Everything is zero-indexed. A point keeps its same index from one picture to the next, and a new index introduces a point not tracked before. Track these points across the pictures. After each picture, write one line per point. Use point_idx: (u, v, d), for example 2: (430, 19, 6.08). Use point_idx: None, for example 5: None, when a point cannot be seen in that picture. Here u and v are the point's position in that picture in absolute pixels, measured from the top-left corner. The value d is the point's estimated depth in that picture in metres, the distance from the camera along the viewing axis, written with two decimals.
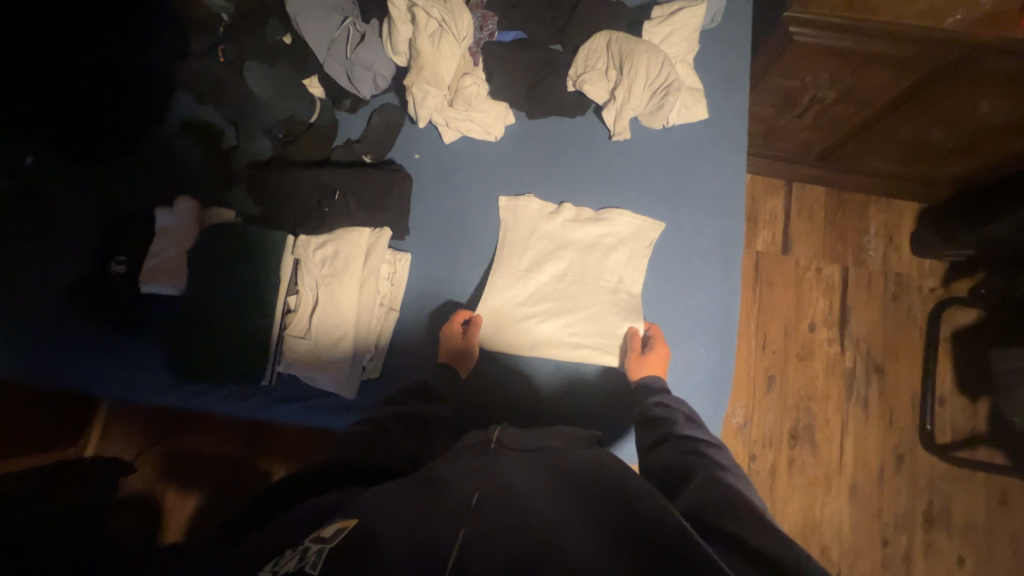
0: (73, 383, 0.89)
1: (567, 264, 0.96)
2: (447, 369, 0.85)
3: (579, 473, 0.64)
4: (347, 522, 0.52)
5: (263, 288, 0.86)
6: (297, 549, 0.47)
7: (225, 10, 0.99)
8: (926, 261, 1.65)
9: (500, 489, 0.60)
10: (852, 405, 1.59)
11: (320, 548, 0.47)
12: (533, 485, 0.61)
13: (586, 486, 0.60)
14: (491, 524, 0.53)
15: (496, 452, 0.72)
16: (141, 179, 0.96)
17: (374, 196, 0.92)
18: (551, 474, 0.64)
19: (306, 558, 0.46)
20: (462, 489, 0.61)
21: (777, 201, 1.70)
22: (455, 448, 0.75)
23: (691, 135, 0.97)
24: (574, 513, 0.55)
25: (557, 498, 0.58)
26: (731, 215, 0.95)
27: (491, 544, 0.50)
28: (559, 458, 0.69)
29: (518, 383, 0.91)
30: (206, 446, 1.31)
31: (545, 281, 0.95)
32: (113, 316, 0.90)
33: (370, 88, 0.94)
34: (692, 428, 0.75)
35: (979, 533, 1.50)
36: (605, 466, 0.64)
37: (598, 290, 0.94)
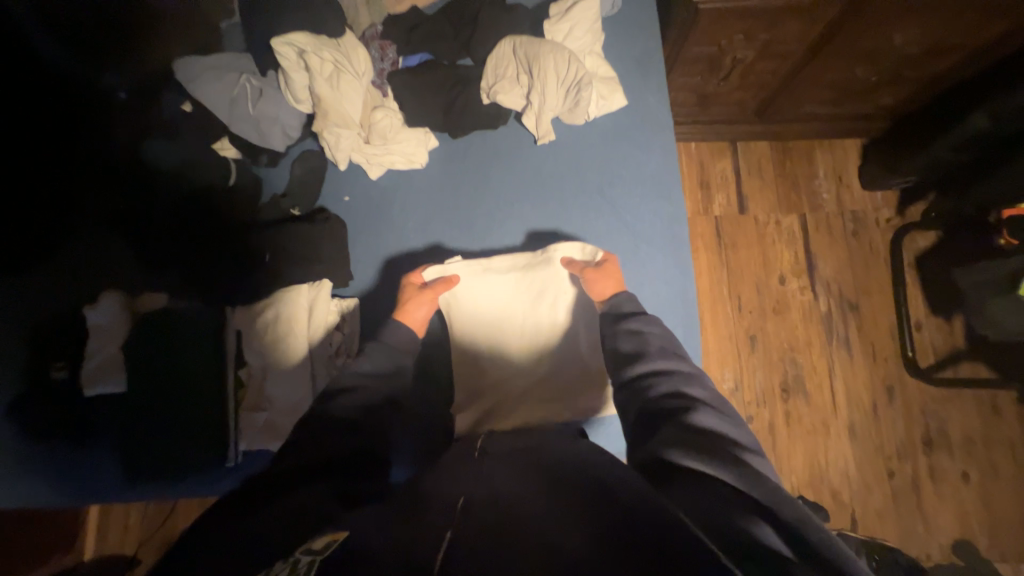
0: (24, 502, 0.83)
1: (523, 320, 0.93)
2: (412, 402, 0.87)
3: (561, 463, 0.62)
4: (339, 532, 0.50)
5: (212, 366, 0.84)
6: (288, 560, 0.46)
7: (119, 86, 0.96)
8: (877, 193, 1.68)
9: (482, 491, 0.56)
10: (835, 348, 1.60)
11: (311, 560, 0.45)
12: (517, 480, 0.59)
13: (566, 472, 0.59)
14: (474, 524, 0.48)
15: (484, 458, 0.70)
16: (55, 279, 0.90)
17: (305, 249, 0.89)
18: (531, 469, 0.62)
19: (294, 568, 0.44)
20: (447, 492, 0.57)
21: (726, 163, 1.71)
22: (444, 458, 0.76)
23: (616, 124, 0.97)
24: (552, 498, 0.52)
25: (540, 487, 0.56)
26: (671, 196, 0.94)
27: (487, 551, 0.44)
28: (542, 453, 0.68)
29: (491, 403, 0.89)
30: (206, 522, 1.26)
31: (505, 343, 0.92)
32: (57, 429, 0.85)
33: (283, 140, 0.92)
34: (660, 355, 0.73)
35: (977, 445, 1.53)
36: (588, 455, 0.63)
37: (552, 332, 0.92)
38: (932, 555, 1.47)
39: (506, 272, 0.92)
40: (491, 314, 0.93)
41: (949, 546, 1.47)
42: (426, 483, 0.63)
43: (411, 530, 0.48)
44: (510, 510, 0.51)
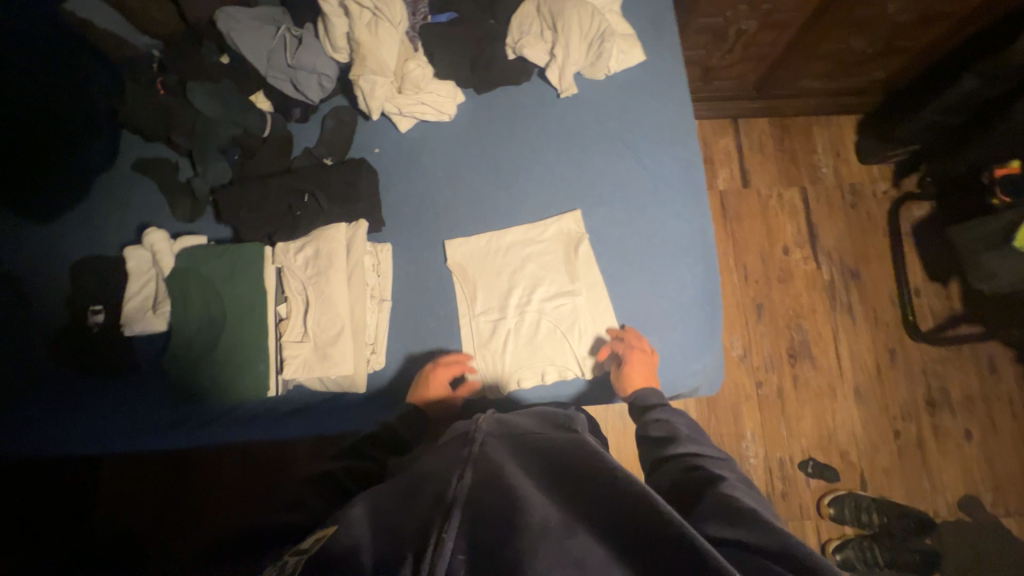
0: (79, 444, 0.90)
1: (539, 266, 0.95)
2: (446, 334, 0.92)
3: (568, 461, 0.58)
4: (329, 528, 0.57)
5: (252, 300, 0.87)
6: (278, 563, 0.52)
7: (154, 48, 1.02)
8: (874, 166, 1.75)
9: (493, 486, 0.55)
10: (838, 314, 1.66)
11: (297, 559, 0.52)
12: (524, 480, 0.56)
13: (577, 475, 0.55)
14: (472, 522, 0.50)
15: (481, 454, 0.62)
16: (103, 223, 0.97)
17: (342, 191, 0.92)
18: (532, 458, 0.62)
19: (285, 566, 0.51)
20: (442, 477, 0.59)
21: (728, 139, 1.78)
22: (439, 445, 0.70)
23: (634, 78, 1.02)
24: (567, 508, 0.51)
25: (548, 494, 0.54)
26: (688, 145, 0.99)
27: (489, 538, 0.48)
28: (540, 443, 0.64)
29: (516, 350, 0.92)
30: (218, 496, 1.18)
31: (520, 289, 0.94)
32: (106, 363, 0.90)
33: (318, 92, 0.95)
34: (659, 425, 0.80)
35: (978, 404, 1.58)
36: (594, 452, 0.58)
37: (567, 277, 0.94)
38: (939, 511, 1.51)
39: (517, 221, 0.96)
40: (523, 283, 0.95)
41: (955, 502, 1.51)
42: (423, 463, 0.66)
43: (407, 528, 0.51)
44: (523, 518, 0.49)
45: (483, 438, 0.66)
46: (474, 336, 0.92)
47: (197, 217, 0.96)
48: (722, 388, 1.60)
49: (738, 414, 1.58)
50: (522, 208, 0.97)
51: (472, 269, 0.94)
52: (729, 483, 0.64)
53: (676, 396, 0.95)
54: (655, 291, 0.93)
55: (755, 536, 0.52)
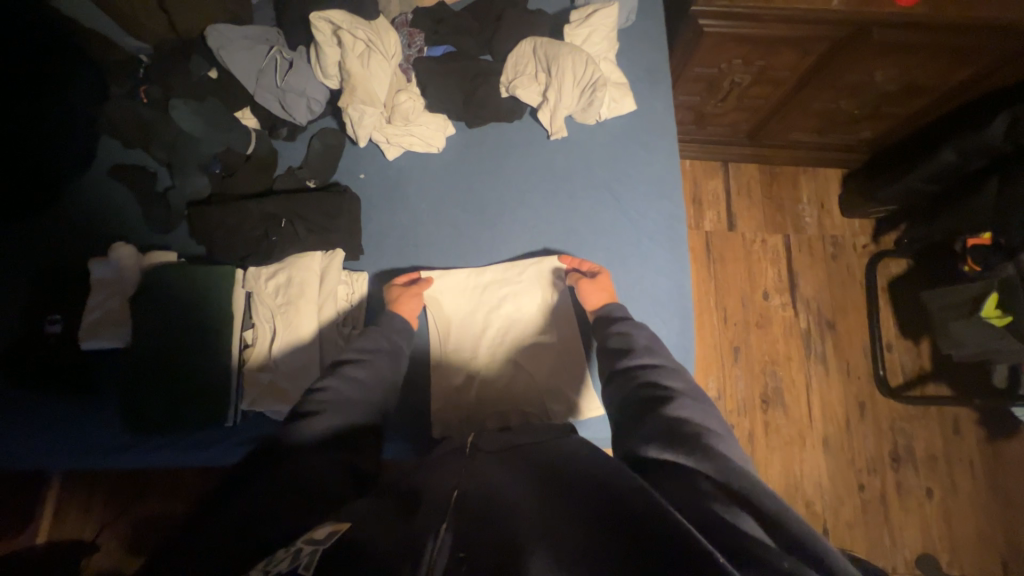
0: (21, 461, 0.86)
1: (514, 305, 0.95)
2: (415, 368, 0.92)
3: (571, 470, 0.58)
4: (341, 523, 0.51)
5: (216, 324, 0.84)
6: (289, 550, 0.48)
7: (141, 52, 1.01)
8: (855, 220, 1.79)
9: (490, 495, 0.54)
10: (812, 363, 1.68)
11: (312, 550, 0.47)
12: (525, 490, 0.55)
13: (580, 481, 0.55)
14: (471, 522, 0.49)
15: (478, 468, 0.61)
16: (68, 229, 0.94)
17: (320, 218, 0.91)
18: (529, 467, 0.61)
19: (298, 559, 0.46)
20: (440, 485, 0.57)
21: (717, 182, 1.81)
22: (429, 458, 0.69)
23: (624, 127, 1.03)
24: (572, 512, 0.51)
25: (547, 500, 0.53)
26: (673, 198, 1.00)
27: (490, 542, 0.46)
28: (540, 453, 0.64)
29: (482, 390, 0.91)
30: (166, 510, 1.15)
31: (492, 328, 0.95)
32: (57, 378, 0.86)
33: (306, 115, 0.94)
34: (619, 334, 0.80)
35: (940, 462, 1.61)
36: (599, 459, 0.59)
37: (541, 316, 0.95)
38: (897, 566, 1.52)
39: (500, 258, 0.96)
40: (497, 325, 0.95)
41: (913, 559, 1.53)
42: (420, 472, 0.63)
43: (402, 526, 0.50)
44: (518, 519, 0.49)
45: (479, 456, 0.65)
46: (442, 373, 0.91)
47: (171, 230, 0.94)
48: None
49: None
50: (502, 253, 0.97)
51: (446, 302, 0.93)
52: (682, 402, 0.65)
53: None
54: None
55: (699, 463, 0.55)
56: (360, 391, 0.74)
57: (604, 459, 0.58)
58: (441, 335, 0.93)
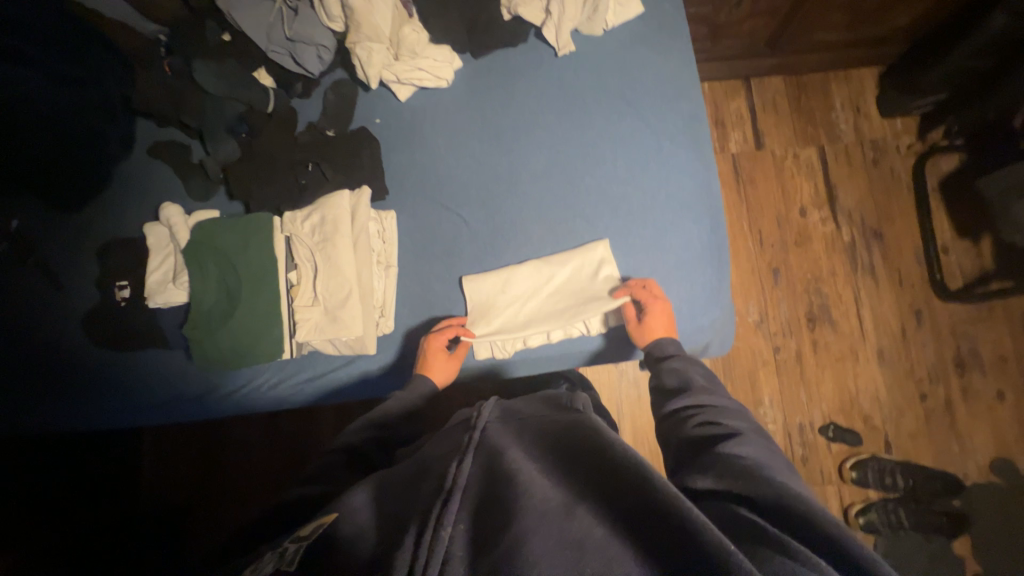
0: (118, 417, 0.97)
1: (542, 225, 0.95)
2: (452, 294, 0.94)
3: (571, 444, 0.58)
4: (328, 516, 0.58)
5: (263, 268, 0.89)
6: (276, 552, 0.54)
7: (159, 33, 1.04)
8: (897, 120, 1.66)
9: (495, 471, 0.55)
10: (860, 276, 1.60)
11: (297, 547, 0.54)
12: (525, 464, 0.56)
13: (579, 459, 0.56)
14: (471, 508, 0.51)
15: (483, 440, 0.61)
16: (122, 205, 1.02)
17: (344, 159, 0.95)
18: (539, 440, 0.61)
19: (285, 556, 0.53)
20: (443, 462, 0.59)
21: (740, 101, 1.72)
22: (442, 435, 0.70)
23: (633, 33, 0.99)
24: (569, 489, 0.52)
25: (550, 476, 0.54)
26: (691, 99, 0.97)
27: (491, 527, 0.49)
28: (547, 426, 0.64)
29: (516, 307, 0.92)
30: (243, 461, 1.27)
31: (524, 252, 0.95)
32: (131, 337, 0.95)
33: (318, 65, 0.97)
34: (673, 370, 0.79)
35: (1011, 364, 1.51)
36: (597, 431, 0.58)
37: (575, 233, 0.94)
38: (969, 474, 1.46)
39: (521, 182, 0.96)
40: (555, 344, 0.93)
41: (986, 465, 1.46)
42: (427, 450, 0.66)
43: (408, 514, 0.52)
44: (524, 499, 0.50)
45: (485, 425, 0.65)
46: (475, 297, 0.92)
47: (212, 197, 1.00)
48: (738, 355, 1.57)
49: (755, 381, 1.56)
50: (565, 272, 0.93)
51: (472, 233, 0.95)
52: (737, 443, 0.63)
53: (688, 351, 0.95)
54: (659, 245, 0.92)
55: (751, 492, 0.54)
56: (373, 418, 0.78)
57: (593, 431, 0.57)
58: (475, 263, 0.94)
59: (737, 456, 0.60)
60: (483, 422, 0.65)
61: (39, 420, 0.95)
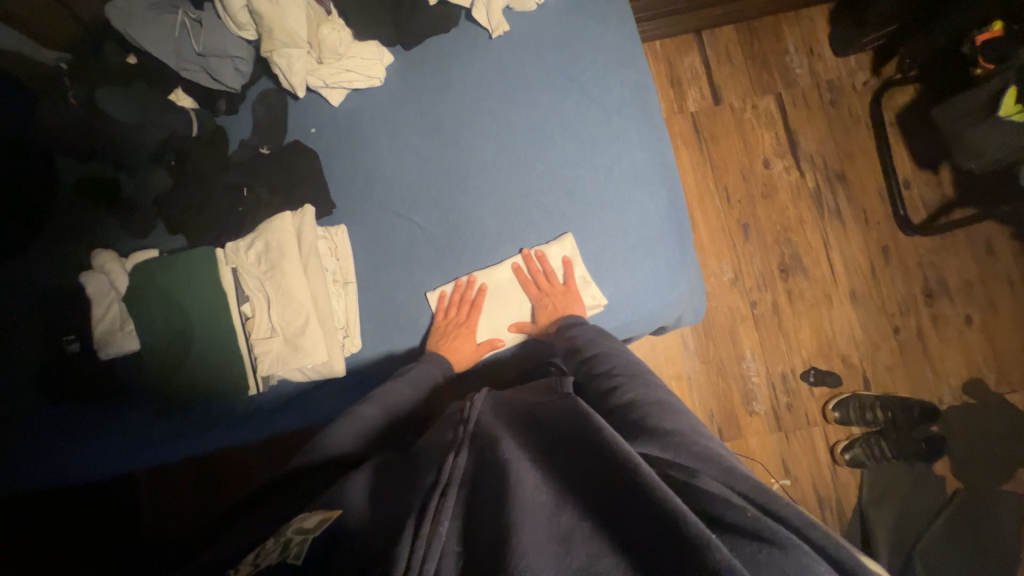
0: (96, 465, 0.93)
1: (498, 220, 0.92)
2: (416, 302, 0.91)
3: (564, 433, 0.57)
4: (332, 510, 0.54)
5: (212, 305, 0.85)
6: (280, 542, 0.50)
7: (63, 61, 0.96)
8: (850, 57, 1.64)
9: (488, 463, 0.55)
10: (827, 221, 1.61)
11: (301, 540, 0.49)
12: (518, 454, 0.55)
13: (572, 446, 0.54)
14: (473, 509, 0.50)
15: (478, 433, 0.61)
16: (54, 256, 0.95)
17: (282, 177, 0.91)
18: (533, 431, 0.61)
19: (289, 549, 0.49)
20: (438, 458, 0.58)
21: (694, 56, 1.67)
22: (437, 427, 0.68)
23: (567, 2, 0.94)
24: (559, 481, 0.51)
25: (542, 467, 0.53)
26: (635, 67, 0.94)
27: (483, 525, 0.47)
28: (541, 413, 0.64)
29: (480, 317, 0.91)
30: (231, 487, 1.18)
31: (488, 245, 0.92)
32: (92, 392, 0.91)
33: (238, 79, 0.91)
34: (602, 344, 0.79)
35: (977, 287, 1.56)
36: (584, 415, 0.56)
37: (531, 224, 0.91)
38: (944, 397, 1.52)
39: (473, 175, 0.92)
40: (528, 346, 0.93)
41: (959, 387, 1.52)
42: (423, 442, 0.65)
43: (401, 514, 0.51)
44: (512, 491, 0.48)
45: (479, 417, 0.65)
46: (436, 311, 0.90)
47: (149, 233, 0.94)
48: (717, 315, 1.59)
49: (736, 337, 1.58)
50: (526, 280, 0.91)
51: (427, 236, 0.92)
52: (659, 414, 0.61)
53: (661, 326, 0.95)
54: (619, 226, 0.90)
55: (694, 463, 0.51)
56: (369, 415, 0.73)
57: (584, 417, 0.55)
58: (437, 269, 0.92)
59: (669, 424, 0.58)
60: (476, 413, 0.65)
61: (14, 478, 0.92)
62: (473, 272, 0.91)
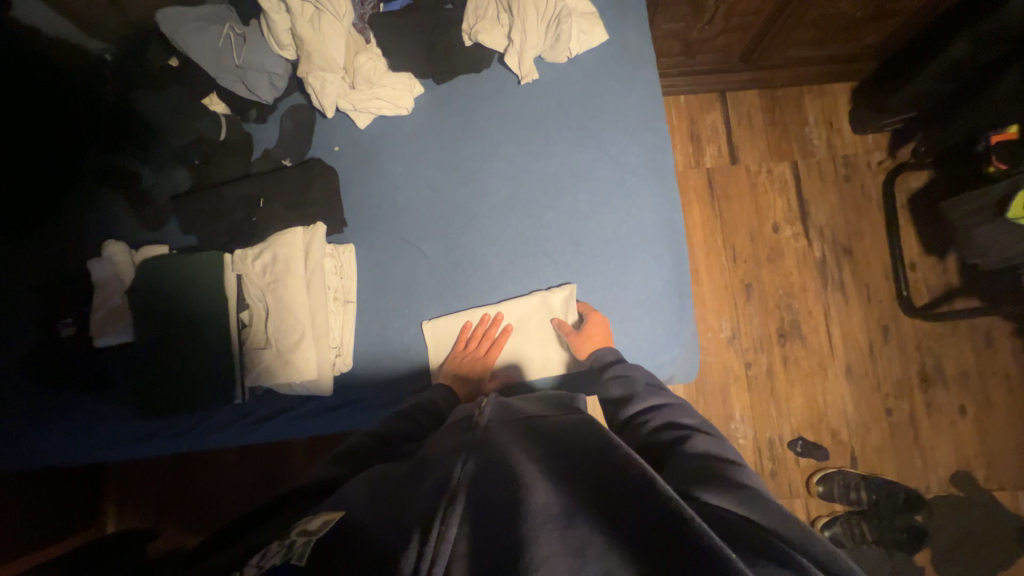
0: (79, 445, 0.92)
1: (503, 261, 0.93)
2: (411, 330, 0.92)
3: (573, 445, 0.57)
4: (336, 513, 0.54)
5: (210, 309, 0.86)
6: (284, 544, 0.50)
7: (107, 52, 1.00)
8: (868, 136, 1.67)
9: (499, 470, 0.56)
10: (830, 293, 1.62)
11: (306, 541, 0.49)
12: (526, 463, 0.55)
13: (578, 461, 0.54)
14: (484, 513, 0.50)
15: (488, 439, 0.62)
16: (61, 240, 0.96)
17: (298, 193, 0.92)
18: (543, 441, 0.61)
19: (293, 551, 0.48)
20: (447, 461, 0.58)
21: (716, 114, 1.71)
22: (447, 426, 0.69)
23: (598, 60, 0.98)
24: (569, 496, 0.51)
25: (551, 478, 0.53)
26: (656, 129, 0.96)
27: (490, 531, 0.48)
28: (552, 424, 0.64)
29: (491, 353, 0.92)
30: (219, 480, 1.26)
31: (490, 284, 0.93)
32: (78, 378, 0.91)
33: (270, 92, 0.94)
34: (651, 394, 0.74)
35: (973, 379, 1.55)
36: (597, 430, 0.57)
37: (535, 269, 0.92)
38: (931, 487, 1.50)
39: (486, 213, 0.94)
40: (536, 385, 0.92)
41: (947, 477, 1.50)
42: (433, 444, 0.66)
43: (414, 510, 0.51)
44: (523, 504, 0.49)
45: (487, 423, 0.66)
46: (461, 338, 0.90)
47: (161, 227, 0.95)
48: (711, 371, 1.59)
49: (727, 396, 1.57)
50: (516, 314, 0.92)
51: (431, 267, 0.93)
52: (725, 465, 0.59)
53: (651, 385, 0.95)
54: (619, 282, 0.91)
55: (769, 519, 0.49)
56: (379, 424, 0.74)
57: (597, 433, 0.56)
58: (436, 302, 0.93)
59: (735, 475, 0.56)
60: (484, 421, 0.66)
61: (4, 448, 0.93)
62: (471, 306, 0.92)
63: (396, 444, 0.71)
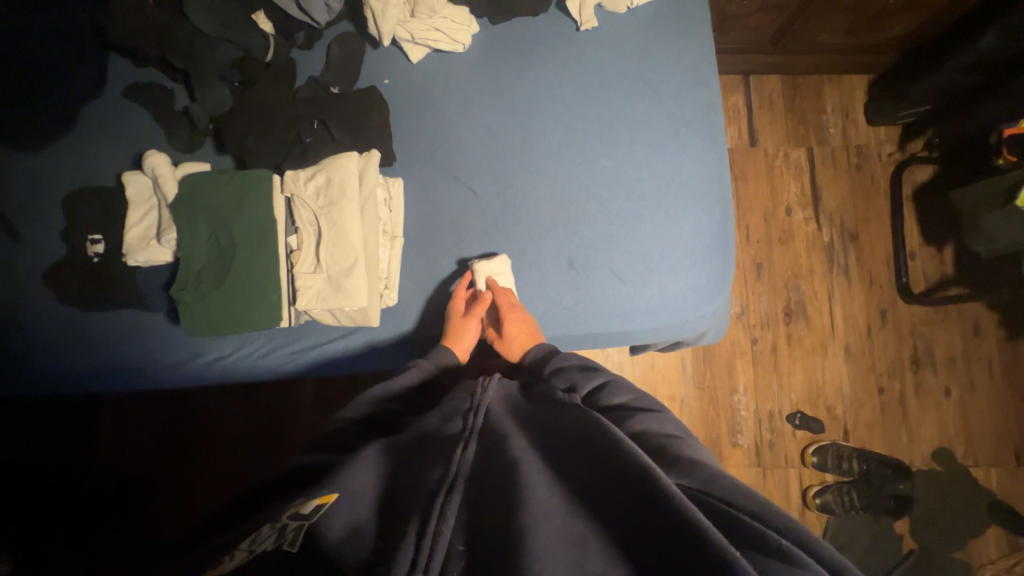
0: (84, 382, 0.91)
1: (555, 206, 0.93)
2: (461, 269, 0.92)
3: (578, 438, 0.58)
4: (328, 495, 0.51)
5: (259, 228, 0.83)
6: (275, 527, 0.47)
7: None
8: (880, 128, 1.74)
9: (502, 458, 0.55)
10: (835, 276, 1.68)
11: (298, 526, 0.46)
12: (529, 455, 0.56)
13: (584, 455, 0.55)
14: (489, 499, 0.51)
15: (488, 425, 0.62)
16: (88, 155, 0.91)
17: (352, 119, 0.90)
18: (543, 431, 0.61)
19: (284, 536, 0.45)
20: (448, 447, 0.58)
21: (739, 97, 1.74)
22: (442, 407, 0.69)
23: (657, 14, 0.98)
24: (569, 494, 0.51)
25: (552, 472, 0.54)
26: (709, 86, 0.97)
27: (491, 525, 0.48)
28: (552, 416, 0.64)
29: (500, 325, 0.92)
30: (218, 427, 1.24)
31: (541, 228, 0.93)
32: (104, 299, 0.88)
33: (324, 14, 0.90)
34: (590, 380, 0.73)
35: (959, 364, 1.65)
36: (601, 428, 0.57)
37: (586, 216, 0.93)
38: (915, 462, 1.59)
39: (540, 157, 0.94)
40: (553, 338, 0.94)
41: (930, 453, 1.60)
42: (429, 422, 0.65)
43: (415, 498, 0.51)
44: (525, 495, 0.50)
45: (488, 405, 0.66)
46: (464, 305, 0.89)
47: (198, 148, 0.92)
48: (718, 345, 1.64)
49: (732, 369, 1.62)
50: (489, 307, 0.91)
51: (481, 207, 0.93)
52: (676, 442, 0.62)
53: (686, 338, 0.98)
54: (670, 233, 0.93)
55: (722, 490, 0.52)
56: (376, 398, 0.73)
57: (603, 428, 0.57)
58: (486, 241, 0.92)
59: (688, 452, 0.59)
60: (486, 401, 0.66)
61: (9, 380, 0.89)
62: (523, 245, 0.92)
63: (398, 416, 0.71)
